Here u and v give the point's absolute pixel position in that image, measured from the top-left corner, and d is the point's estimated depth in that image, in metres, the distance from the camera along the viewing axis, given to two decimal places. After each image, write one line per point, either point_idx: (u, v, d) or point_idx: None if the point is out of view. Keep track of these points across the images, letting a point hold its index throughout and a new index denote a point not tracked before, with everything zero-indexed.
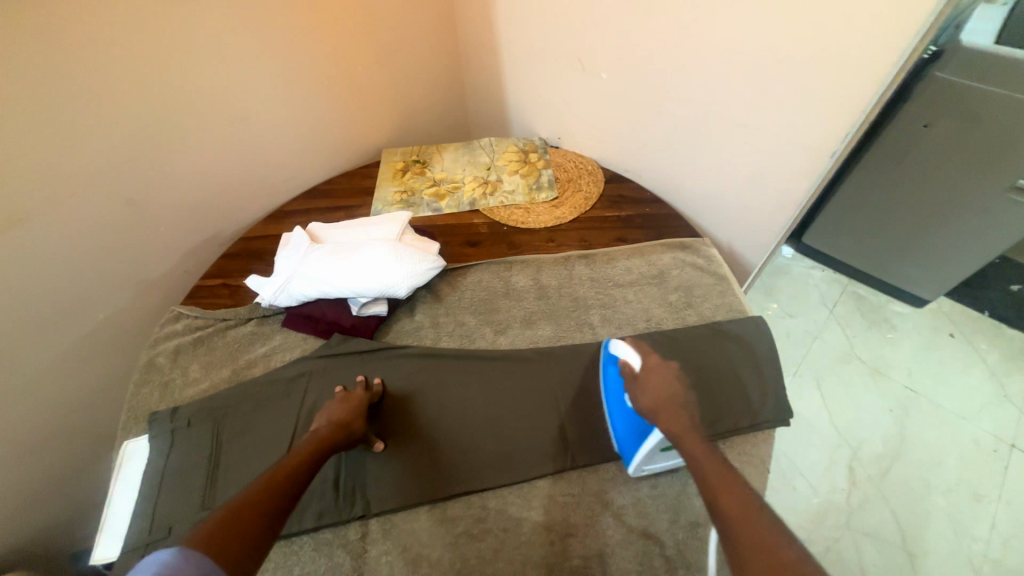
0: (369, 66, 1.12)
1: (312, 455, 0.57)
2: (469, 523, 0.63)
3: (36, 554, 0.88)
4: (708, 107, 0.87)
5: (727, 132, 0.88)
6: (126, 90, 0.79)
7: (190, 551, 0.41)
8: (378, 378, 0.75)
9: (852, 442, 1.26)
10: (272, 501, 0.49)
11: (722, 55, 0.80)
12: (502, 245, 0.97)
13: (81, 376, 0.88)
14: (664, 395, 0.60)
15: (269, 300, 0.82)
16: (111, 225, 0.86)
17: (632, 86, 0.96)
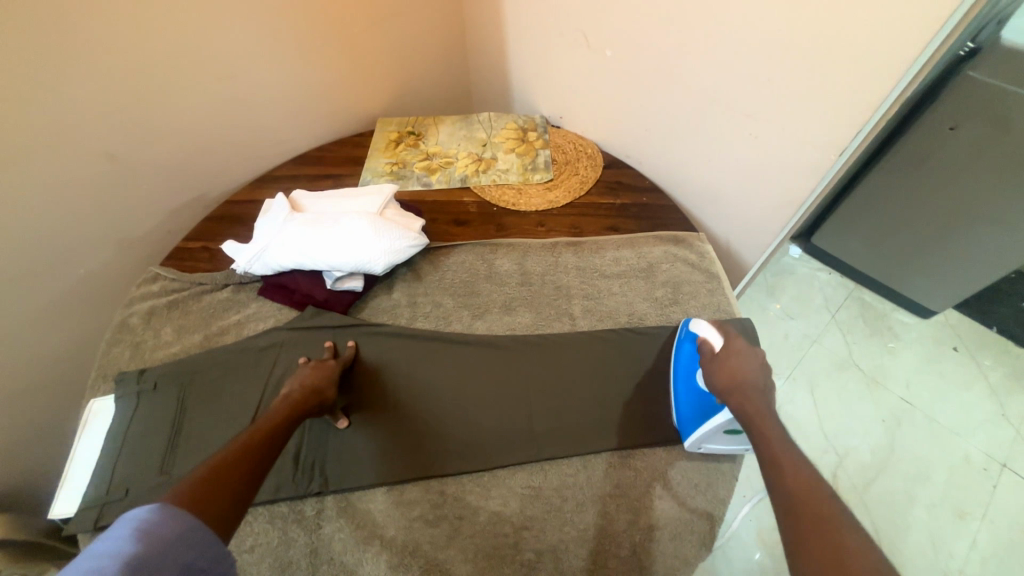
0: (366, 28, 1.07)
1: (286, 419, 0.57)
2: (425, 508, 0.62)
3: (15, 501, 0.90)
4: (717, 93, 0.82)
5: (734, 121, 0.82)
6: (105, 41, 0.76)
7: (170, 507, 0.39)
8: (353, 341, 0.75)
9: (838, 450, 1.24)
10: (251, 462, 0.48)
11: (734, 38, 0.74)
12: (489, 227, 0.94)
13: (58, 331, 0.88)
14: (744, 383, 0.58)
15: (245, 267, 0.80)
16: (90, 180, 0.83)
17: (639, 65, 0.90)
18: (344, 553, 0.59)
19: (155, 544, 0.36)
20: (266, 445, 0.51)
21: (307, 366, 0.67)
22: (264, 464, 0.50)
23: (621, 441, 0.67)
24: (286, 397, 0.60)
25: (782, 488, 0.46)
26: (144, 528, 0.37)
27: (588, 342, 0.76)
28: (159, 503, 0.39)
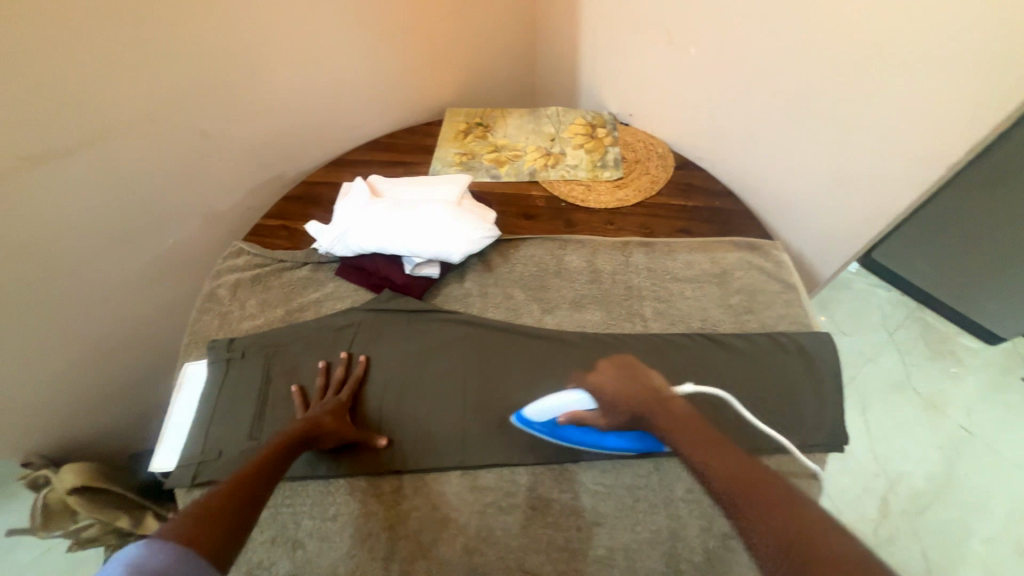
0: (442, 17, 1.08)
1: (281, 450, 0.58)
2: (498, 495, 0.63)
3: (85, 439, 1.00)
4: (809, 100, 0.80)
5: (822, 130, 0.81)
6: (208, 24, 0.81)
7: (160, 543, 0.41)
8: (363, 355, 0.75)
9: (890, 474, 1.19)
10: (239, 495, 0.50)
11: (831, 44, 0.74)
12: (558, 222, 0.94)
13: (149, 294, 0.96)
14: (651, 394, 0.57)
15: (326, 248, 0.83)
16: (183, 154, 0.89)
17: (722, 67, 0.89)
18: (421, 530, 0.61)
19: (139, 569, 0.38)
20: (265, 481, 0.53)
21: (314, 402, 0.68)
22: (255, 495, 0.51)
23: None
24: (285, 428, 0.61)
25: (716, 478, 0.46)
26: (136, 563, 0.38)
27: (660, 344, 0.76)
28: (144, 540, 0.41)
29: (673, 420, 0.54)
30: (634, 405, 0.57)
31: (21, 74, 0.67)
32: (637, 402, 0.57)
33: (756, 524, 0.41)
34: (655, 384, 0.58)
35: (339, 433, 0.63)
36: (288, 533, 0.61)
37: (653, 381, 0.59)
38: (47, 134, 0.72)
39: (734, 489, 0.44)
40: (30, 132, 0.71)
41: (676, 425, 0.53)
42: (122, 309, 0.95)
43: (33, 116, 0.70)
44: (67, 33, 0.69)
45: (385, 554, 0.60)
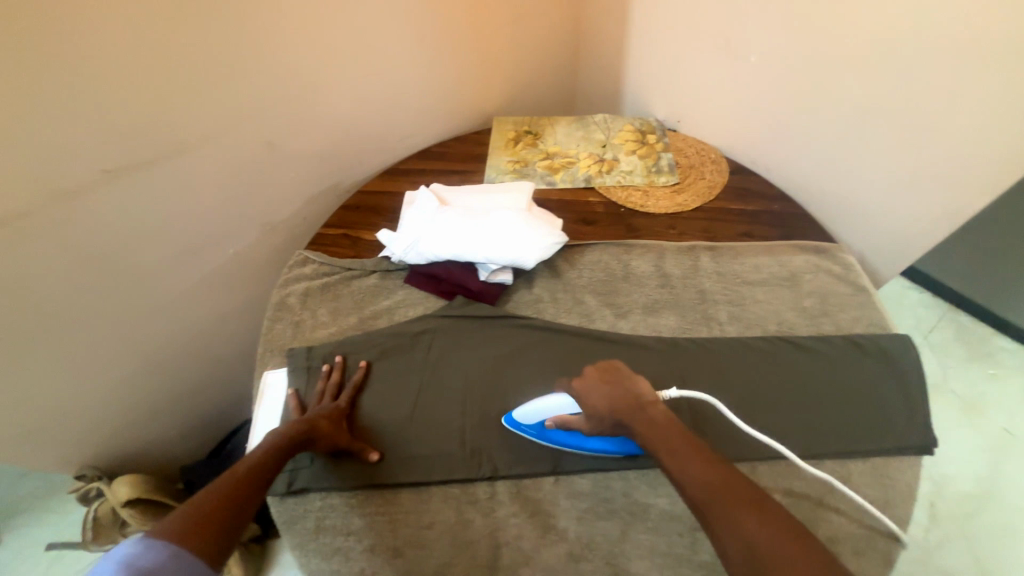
0: (493, 29, 1.10)
1: (275, 450, 0.60)
2: (595, 502, 0.63)
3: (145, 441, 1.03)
4: (877, 103, 0.84)
5: (892, 131, 0.84)
6: (278, 40, 0.84)
7: (151, 540, 0.45)
8: (365, 361, 0.75)
9: (937, 478, 1.18)
10: (232, 495, 0.53)
11: (907, 48, 0.78)
12: (620, 227, 0.94)
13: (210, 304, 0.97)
14: (631, 403, 0.57)
15: (399, 255, 0.84)
16: (248, 165, 0.91)
17: (785, 72, 0.92)
18: (522, 537, 0.61)
19: (141, 566, 0.42)
20: (254, 485, 0.55)
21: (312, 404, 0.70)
22: (249, 494, 0.54)
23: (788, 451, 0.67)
24: (282, 426, 0.63)
25: (697, 486, 0.48)
26: (129, 561, 0.43)
27: (740, 348, 0.76)
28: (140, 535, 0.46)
29: (649, 423, 0.55)
30: (616, 410, 0.58)
31: (113, 90, 0.71)
32: (617, 407, 0.58)
33: (742, 543, 0.42)
34: (631, 388, 0.59)
35: (333, 438, 0.64)
36: (387, 541, 0.61)
37: (633, 386, 0.59)
38: (129, 148, 0.76)
39: (723, 503, 0.45)
40: (117, 144, 0.75)
41: (651, 427, 0.55)
42: (185, 316, 0.97)
43: (120, 129, 0.74)
44: (157, 50, 0.72)
45: (489, 561, 0.60)
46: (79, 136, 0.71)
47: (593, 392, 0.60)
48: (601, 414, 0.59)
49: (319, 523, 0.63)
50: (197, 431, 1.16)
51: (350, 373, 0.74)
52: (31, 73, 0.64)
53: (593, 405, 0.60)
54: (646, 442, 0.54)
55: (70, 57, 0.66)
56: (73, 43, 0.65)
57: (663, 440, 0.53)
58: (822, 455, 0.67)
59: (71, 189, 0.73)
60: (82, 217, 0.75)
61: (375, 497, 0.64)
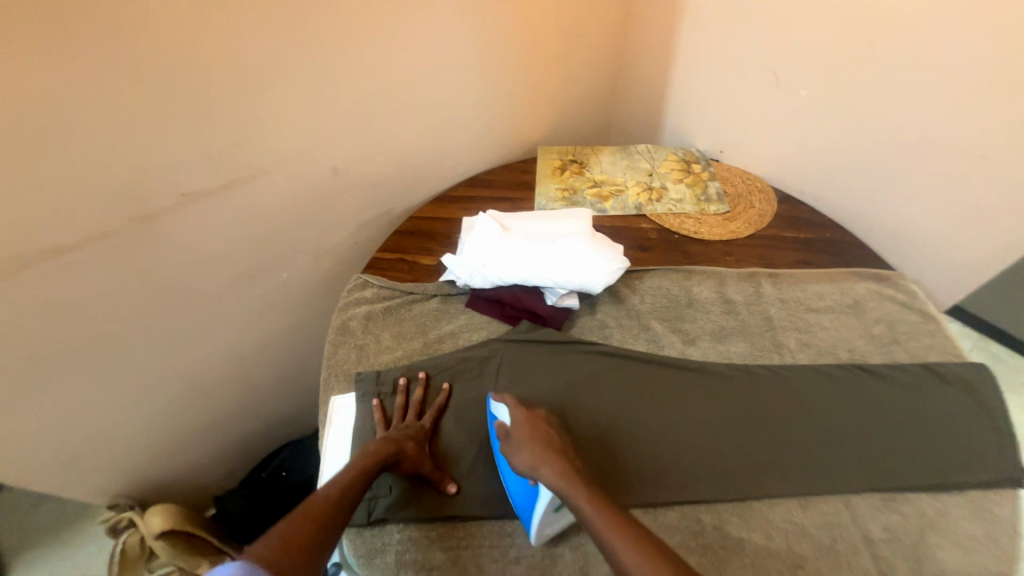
0: (545, 63, 1.14)
1: (363, 474, 0.59)
2: (685, 535, 0.62)
3: (172, 463, 1.01)
4: (937, 134, 0.88)
5: (953, 159, 0.88)
6: (354, 71, 0.85)
7: (248, 563, 0.45)
8: (447, 383, 0.74)
9: None
10: (323, 523, 0.52)
11: (967, 81, 0.81)
12: (676, 253, 0.95)
13: (252, 326, 0.98)
14: (548, 460, 0.59)
15: (464, 280, 0.84)
16: (314, 188, 0.91)
17: (843, 102, 0.95)
18: None
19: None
20: (340, 510, 0.54)
21: (395, 422, 0.69)
22: (337, 524, 0.53)
23: (880, 483, 0.65)
24: (372, 447, 0.62)
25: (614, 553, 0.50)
26: None
27: (815, 375, 0.75)
28: (240, 560, 0.45)
29: (567, 474, 0.58)
30: (540, 465, 0.59)
31: (202, 116, 0.72)
32: (538, 458, 0.59)
33: None
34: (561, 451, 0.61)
35: (417, 462, 0.63)
36: None
37: (554, 440, 0.62)
38: (209, 172, 0.77)
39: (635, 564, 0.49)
40: (201, 169, 0.76)
41: (568, 479, 0.57)
42: (233, 337, 0.96)
43: (204, 154, 0.75)
44: (246, 78, 0.74)
45: None
46: (166, 161, 0.72)
47: (519, 443, 0.62)
48: (524, 466, 0.59)
49: (400, 558, 0.60)
50: (229, 457, 1.12)
51: (432, 392, 0.74)
52: (130, 97, 0.65)
53: (520, 454, 0.60)
54: (562, 494, 0.56)
55: (166, 85, 0.67)
56: (171, 70, 0.67)
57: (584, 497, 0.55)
58: (915, 489, 0.65)
59: (150, 211, 0.73)
60: (158, 238, 0.76)
61: (457, 530, 0.62)
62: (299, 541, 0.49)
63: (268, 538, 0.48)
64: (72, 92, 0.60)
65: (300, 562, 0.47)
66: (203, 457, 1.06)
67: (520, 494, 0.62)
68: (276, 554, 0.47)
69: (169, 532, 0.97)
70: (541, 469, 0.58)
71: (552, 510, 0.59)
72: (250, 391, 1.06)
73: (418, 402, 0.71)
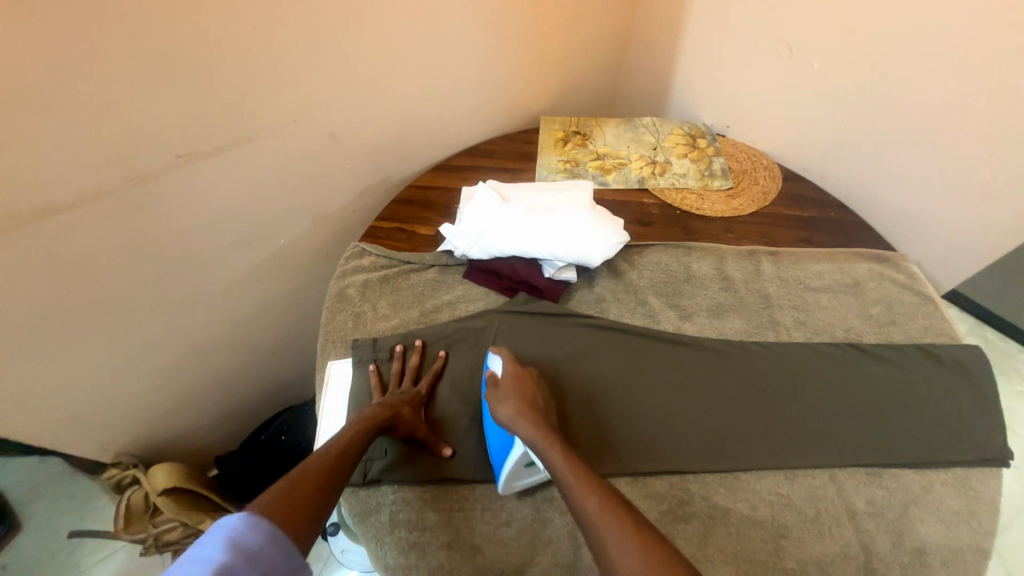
0: (551, 28, 1.09)
1: (362, 437, 0.60)
2: (672, 503, 0.63)
3: (174, 426, 1.03)
4: (956, 113, 0.84)
5: (969, 140, 0.85)
6: (351, 30, 0.81)
7: (254, 518, 0.45)
8: (444, 352, 0.75)
9: None
10: (323, 483, 0.53)
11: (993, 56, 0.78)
12: (677, 229, 0.94)
13: (249, 292, 0.98)
14: (525, 414, 0.60)
15: (461, 251, 0.84)
16: (311, 154, 0.89)
17: (861, 77, 0.91)
18: None
19: (245, 555, 0.43)
20: (339, 471, 0.55)
21: (391, 388, 0.70)
22: (336, 482, 0.54)
23: (866, 459, 0.66)
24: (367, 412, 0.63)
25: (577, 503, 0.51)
26: (234, 539, 0.43)
27: (810, 354, 0.75)
28: (245, 513, 0.46)
29: (545, 432, 0.58)
30: (519, 417, 0.59)
31: (193, 75, 0.69)
32: (519, 411, 0.60)
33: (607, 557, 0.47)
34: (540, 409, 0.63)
35: (413, 427, 0.64)
36: (465, 538, 0.61)
37: (537, 401, 0.63)
38: (203, 134, 0.74)
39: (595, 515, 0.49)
40: (195, 131, 0.73)
41: (545, 437, 0.57)
42: (231, 304, 0.96)
43: (196, 115, 0.72)
44: (238, 34, 0.70)
45: (570, 558, 0.59)
46: (158, 122, 0.69)
47: (502, 393, 0.63)
48: (503, 416, 0.60)
49: (394, 518, 0.62)
50: (229, 420, 1.14)
51: (428, 359, 0.74)
52: (118, 52, 0.62)
53: (503, 405, 0.61)
54: (537, 447, 0.57)
55: (154, 39, 0.64)
56: (159, 24, 0.63)
57: (555, 448, 0.56)
58: (900, 464, 0.66)
59: (143, 174, 0.72)
60: (152, 201, 0.75)
61: (450, 492, 0.64)
62: (301, 499, 0.50)
63: (271, 493, 0.49)
64: (58, 46, 0.58)
65: (302, 519, 0.48)
66: (203, 420, 1.08)
67: (496, 446, 0.64)
68: (279, 511, 0.47)
69: (172, 489, 1.00)
70: (521, 423, 0.59)
71: (522, 463, 0.61)
72: (249, 357, 1.07)
73: (414, 369, 0.72)
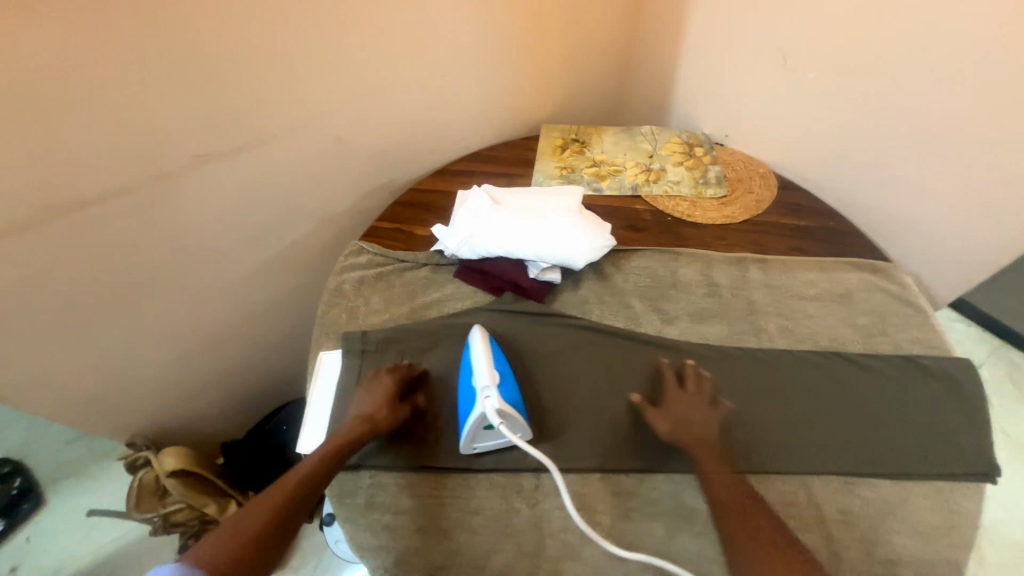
0: (553, 39, 1.13)
1: (325, 464, 0.61)
2: (639, 501, 0.65)
3: (185, 411, 1.09)
4: (955, 122, 0.84)
5: (969, 149, 0.84)
6: (357, 41, 0.87)
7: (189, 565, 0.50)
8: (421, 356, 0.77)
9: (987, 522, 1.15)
10: (276, 516, 0.56)
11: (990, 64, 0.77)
12: (668, 235, 0.95)
13: (258, 287, 1.03)
14: (688, 429, 0.65)
15: (452, 250, 0.87)
16: (318, 158, 0.95)
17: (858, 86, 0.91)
18: (566, 529, 0.62)
19: None
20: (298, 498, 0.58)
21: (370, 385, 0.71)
22: (296, 509, 0.57)
23: (842, 467, 0.66)
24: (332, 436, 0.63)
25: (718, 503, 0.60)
26: None
27: (791, 361, 0.75)
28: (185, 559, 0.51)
29: (705, 446, 0.64)
30: (679, 430, 0.65)
31: (209, 82, 0.75)
32: (679, 427, 0.65)
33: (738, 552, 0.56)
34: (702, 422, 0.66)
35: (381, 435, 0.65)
36: (436, 523, 0.63)
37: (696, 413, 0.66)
38: (217, 137, 0.81)
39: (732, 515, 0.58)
40: (210, 134, 0.80)
41: (699, 449, 0.63)
42: (241, 297, 1.02)
43: (211, 120, 0.79)
44: (251, 45, 0.76)
45: (535, 548, 0.61)
46: (177, 125, 0.76)
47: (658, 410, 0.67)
48: (665, 431, 0.65)
49: (370, 501, 0.65)
50: (236, 409, 1.20)
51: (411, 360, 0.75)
52: (143, 62, 0.69)
53: (662, 421, 0.66)
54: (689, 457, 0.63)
55: (175, 51, 0.70)
56: (179, 36, 0.70)
57: (709, 459, 0.62)
58: (877, 474, 0.65)
59: (163, 173, 0.78)
60: (170, 198, 0.81)
61: (424, 479, 0.66)
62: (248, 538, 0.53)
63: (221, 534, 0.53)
64: (90, 56, 0.65)
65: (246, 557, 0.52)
66: (213, 407, 1.14)
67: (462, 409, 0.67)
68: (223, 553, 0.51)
69: (180, 470, 1.07)
70: (665, 433, 0.65)
71: (481, 425, 0.64)
72: (257, 348, 1.13)
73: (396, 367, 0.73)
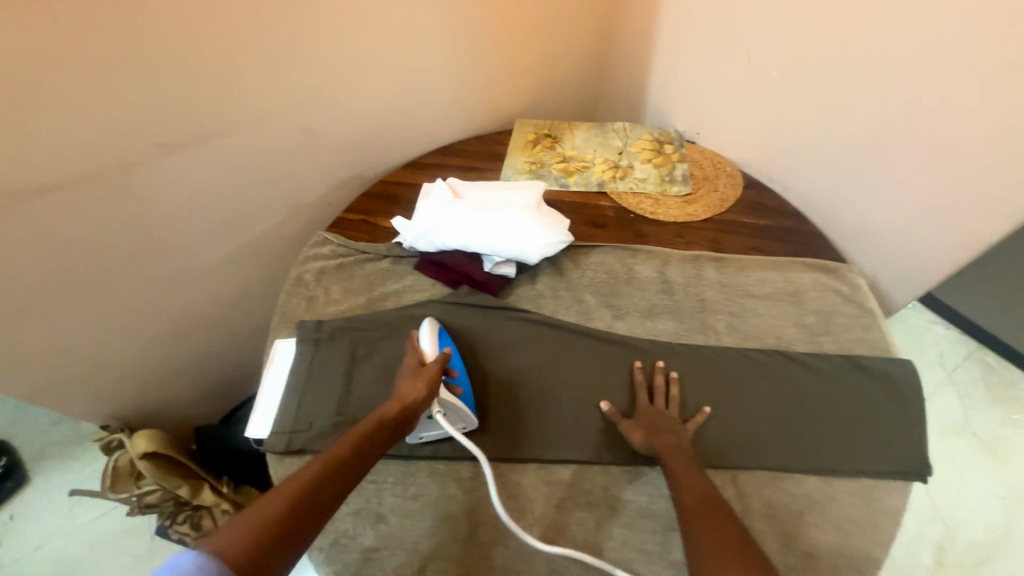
0: (526, 32, 1.12)
1: (360, 453, 0.54)
2: (572, 491, 0.66)
3: (157, 396, 1.11)
4: (913, 122, 0.82)
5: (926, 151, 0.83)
6: (320, 33, 0.86)
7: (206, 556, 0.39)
8: (372, 346, 0.79)
9: (948, 521, 1.17)
10: (305, 507, 0.47)
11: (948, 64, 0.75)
12: (628, 232, 0.96)
13: (228, 275, 1.05)
14: (658, 438, 0.65)
15: (410, 242, 0.88)
16: (284, 148, 0.95)
17: (822, 87, 0.90)
18: (499, 516, 0.64)
19: None
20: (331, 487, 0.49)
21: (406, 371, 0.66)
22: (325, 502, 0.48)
23: (772, 463, 0.67)
24: (357, 426, 0.57)
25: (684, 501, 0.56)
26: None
27: (734, 358, 0.76)
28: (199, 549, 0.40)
29: (675, 452, 0.63)
30: (652, 438, 0.65)
31: (167, 72, 0.76)
32: (651, 436, 0.65)
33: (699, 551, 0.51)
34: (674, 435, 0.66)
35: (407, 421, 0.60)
36: (373, 507, 0.65)
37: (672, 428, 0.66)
38: (177, 125, 0.81)
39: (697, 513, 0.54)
40: (170, 123, 0.80)
41: (671, 456, 0.62)
42: (209, 285, 1.03)
43: (171, 109, 0.79)
44: (209, 35, 0.76)
45: (466, 533, 0.63)
46: (135, 114, 0.76)
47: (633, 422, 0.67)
48: (639, 440, 0.65)
49: None
50: (210, 395, 1.22)
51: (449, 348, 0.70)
52: (97, 51, 0.69)
53: (637, 432, 0.66)
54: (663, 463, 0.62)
55: (130, 40, 0.70)
56: (132, 25, 0.70)
57: (677, 463, 0.61)
58: (805, 471, 0.67)
59: (123, 162, 0.79)
60: (133, 186, 0.82)
61: None
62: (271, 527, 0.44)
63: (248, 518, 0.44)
64: (42, 44, 0.65)
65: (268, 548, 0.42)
66: (185, 393, 1.16)
67: None
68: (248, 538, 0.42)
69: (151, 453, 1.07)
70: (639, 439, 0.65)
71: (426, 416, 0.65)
72: (228, 336, 1.14)
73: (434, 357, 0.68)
